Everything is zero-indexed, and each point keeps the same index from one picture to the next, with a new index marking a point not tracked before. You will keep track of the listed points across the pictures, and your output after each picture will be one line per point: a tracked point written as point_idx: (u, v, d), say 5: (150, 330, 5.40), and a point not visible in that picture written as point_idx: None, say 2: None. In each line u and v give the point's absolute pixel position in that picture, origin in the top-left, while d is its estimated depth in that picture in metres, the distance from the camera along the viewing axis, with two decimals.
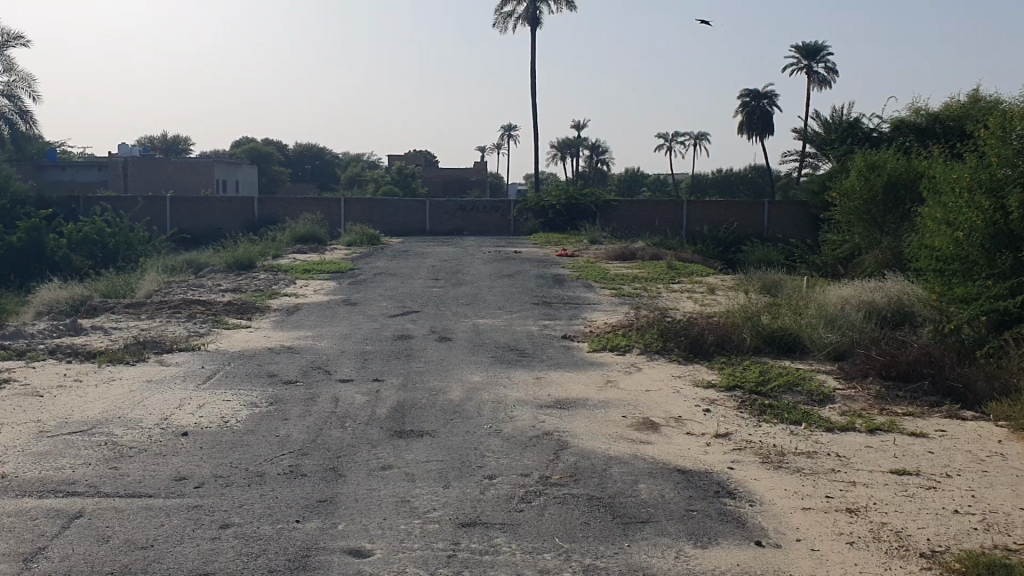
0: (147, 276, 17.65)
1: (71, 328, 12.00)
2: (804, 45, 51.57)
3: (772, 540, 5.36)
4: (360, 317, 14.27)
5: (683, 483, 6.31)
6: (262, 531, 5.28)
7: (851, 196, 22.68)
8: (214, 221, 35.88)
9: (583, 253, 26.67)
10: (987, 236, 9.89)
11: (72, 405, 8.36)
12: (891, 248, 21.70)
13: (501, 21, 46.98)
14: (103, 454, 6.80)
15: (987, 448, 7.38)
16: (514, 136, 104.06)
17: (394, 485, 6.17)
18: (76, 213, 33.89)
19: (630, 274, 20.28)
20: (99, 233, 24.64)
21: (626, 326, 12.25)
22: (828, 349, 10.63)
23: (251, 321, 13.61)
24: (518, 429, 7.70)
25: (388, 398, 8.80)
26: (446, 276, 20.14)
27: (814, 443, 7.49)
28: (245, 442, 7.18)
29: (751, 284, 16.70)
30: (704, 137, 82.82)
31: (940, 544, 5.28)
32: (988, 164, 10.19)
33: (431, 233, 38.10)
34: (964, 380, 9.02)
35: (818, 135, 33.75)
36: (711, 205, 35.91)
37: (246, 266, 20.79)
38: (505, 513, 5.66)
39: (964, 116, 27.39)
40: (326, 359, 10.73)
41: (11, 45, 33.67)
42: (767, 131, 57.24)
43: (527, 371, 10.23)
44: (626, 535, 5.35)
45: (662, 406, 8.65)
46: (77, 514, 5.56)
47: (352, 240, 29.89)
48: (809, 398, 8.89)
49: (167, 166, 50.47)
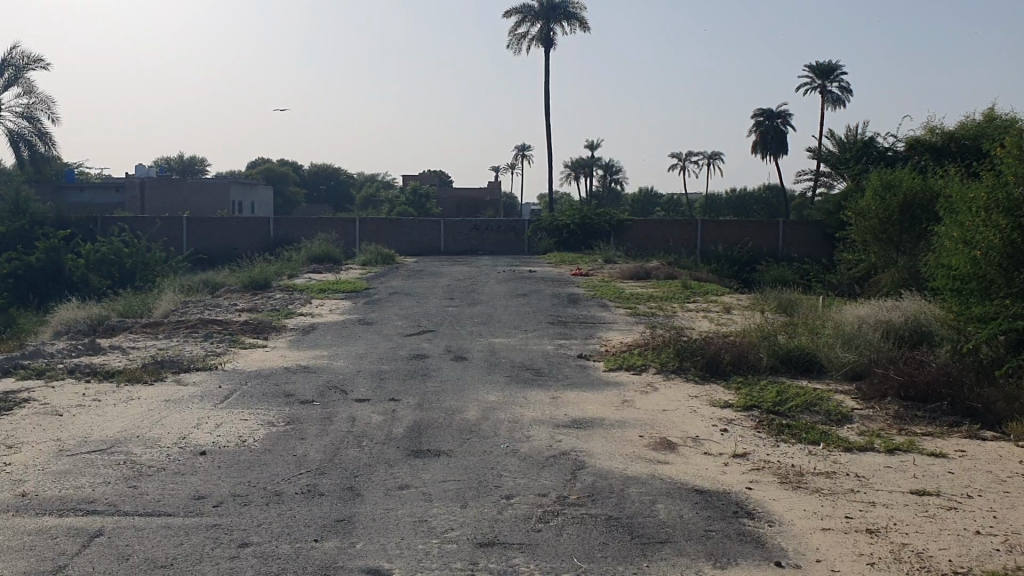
0: (165, 297, 17.81)
1: (90, 348, 12.10)
2: (817, 65, 51.64)
3: (793, 560, 5.34)
4: (376, 336, 14.31)
5: (702, 503, 6.29)
6: (281, 551, 5.29)
7: (867, 216, 22.57)
8: (231, 241, 36.15)
9: (598, 272, 26.70)
10: (1004, 255, 9.82)
11: (93, 423, 8.43)
12: (908, 268, 21.72)
13: (514, 42, 47.23)
14: (121, 473, 6.84)
15: (1008, 468, 7.32)
16: (527, 160, 104.56)
17: (411, 505, 6.17)
18: (93, 234, 34.19)
19: (646, 293, 20.43)
20: (116, 253, 25.06)
21: (643, 344, 12.25)
22: (846, 369, 10.65)
23: (267, 340, 13.71)
24: (535, 448, 7.71)
25: (405, 418, 8.82)
26: (462, 295, 20.21)
27: (833, 462, 7.48)
28: (263, 461, 7.20)
29: (767, 303, 16.69)
30: (720, 156, 83.00)
31: (963, 565, 5.24)
32: (1004, 183, 10.18)
33: (445, 252, 38.18)
34: (984, 401, 8.92)
35: (833, 154, 33.85)
36: (725, 224, 35.72)
37: (261, 285, 20.82)
38: (524, 533, 5.66)
39: (980, 135, 27.36)
40: (342, 378, 10.78)
41: (31, 68, 33.98)
42: (781, 150, 57.28)
43: (543, 390, 10.25)
44: (646, 555, 5.33)
45: (679, 426, 8.62)
46: (98, 531, 5.60)
47: (366, 259, 30.08)
48: (828, 418, 8.84)
49: (184, 186, 51.09)
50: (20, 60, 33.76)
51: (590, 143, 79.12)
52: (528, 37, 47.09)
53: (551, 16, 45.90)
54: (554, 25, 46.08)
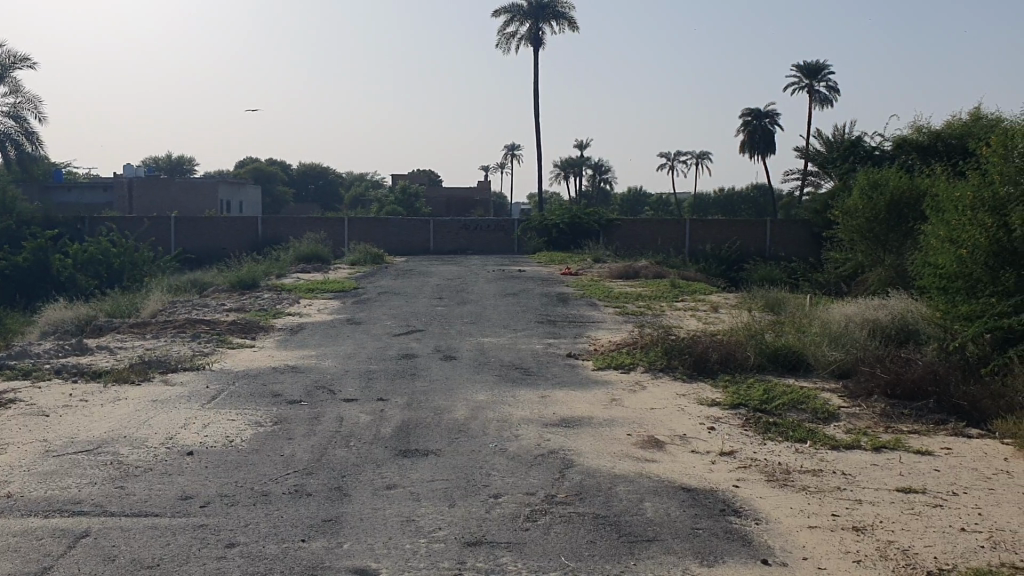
0: (152, 296, 17.75)
1: (76, 348, 12.04)
2: (804, 64, 51.80)
3: (779, 558, 5.35)
4: (364, 336, 14.29)
5: (689, 501, 6.30)
6: (268, 551, 5.28)
7: (854, 215, 22.67)
8: (219, 240, 36.06)
9: (587, 271, 26.75)
10: (990, 254, 9.88)
11: (79, 424, 8.38)
12: (895, 266, 21.80)
13: (503, 42, 47.24)
14: (108, 473, 6.81)
15: (994, 465, 7.36)
16: (516, 159, 104.60)
17: (398, 505, 6.17)
18: (81, 233, 34.04)
19: (634, 292, 20.47)
20: (104, 252, 24.90)
21: (631, 343, 12.27)
22: (833, 366, 10.68)
23: (255, 340, 13.67)
24: (524, 447, 7.72)
25: (393, 417, 8.81)
26: (451, 295, 20.21)
27: (820, 460, 7.51)
28: (250, 461, 7.19)
29: (754, 302, 16.75)
30: (708, 155, 83.21)
31: (948, 562, 5.27)
32: (991, 182, 10.29)
33: (434, 252, 38.15)
34: (970, 399, 8.96)
35: (820, 154, 33.99)
36: (713, 224, 35.82)
37: (249, 285, 20.76)
38: (511, 532, 5.66)
39: (966, 135, 27.51)
40: (330, 378, 10.77)
41: (18, 67, 33.79)
42: (768, 150, 57.46)
43: (532, 389, 10.25)
44: (633, 553, 5.35)
45: (667, 424, 8.64)
46: (84, 532, 5.57)
47: (355, 258, 30.04)
48: (815, 416, 8.87)
49: (172, 185, 50.94)
50: (6, 59, 33.57)
51: (579, 143, 79.20)
52: (517, 36, 47.11)
53: (539, 15, 45.91)
54: (542, 25, 46.10)
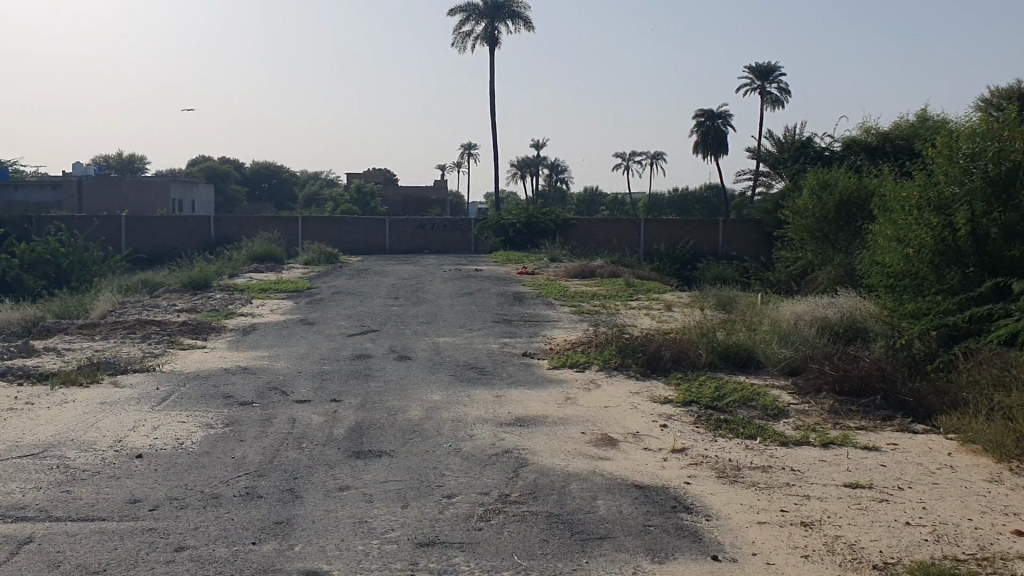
0: (102, 297, 17.44)
1: (22, 350, 11.79)
2: (757, 66, 52.42)
3: (729, 554, 5.41)
4: (318, 336, 14.19)
5: (641, 499, 6.35)
6: (218, 554, 5.22)
7: (804, 214, 23.00)
8: (171, 239, 35.59)
9: (543, 271, 26.82)
10: (936, 253, 10.21)
11: (24, 428, 8.21)
12: (844, 265, 22.12)
13: (458, 41, 47.18)
14: (53, 478, 6.68)
15: (938, 460, 7.51)
16: (472, 158, 104.53)
17: (350, 506, 6.13)
18: (28, 233, 33.38)
19: (589, 291, 20.55)
20: (52, 252, 24.44)
21: (585, 342, 12.31)
22: (783, 364, 10.80)
23: (207, 341, 13.50)
24: (477, 447, 7.72)
25: (346, 418, 8.76)
26: (406, 295, 20.13)
27: (770, 457, 7.60)
28: (201, 464, 7.10)
29: (707, 301, 16.90)
30: (663, 155, 83.85)
31: (893, 556, 5.37)
32: (936, 182, 10.60)
33: (390, 251, 37.99)
34: (916, 395, 9.13)
35: (771, 154, 34.43)
36: (668, 224, 36.13)
37: (201, 285, 20.50)
38: (464, 532, 5.67)
39: (913, 136, 28.04)
40: (283, 379, 10.67)
41: None
42: (721, 150, 58.05)
43: (487, 389, 10.24)
44: (586, 551, 5.38)
45: (620, 422, 8.69)
46: (28, 538, 5.47)
47: (309, 258, 29.81)
48: (765, 413, 8.99)
49: (123, 184, 50.18)
50: None
51: (535, 143, 79.36)
52: (472, 36, 47.10)
53: (495, 15, 45.93)
54: (498, 24, 46.13)
